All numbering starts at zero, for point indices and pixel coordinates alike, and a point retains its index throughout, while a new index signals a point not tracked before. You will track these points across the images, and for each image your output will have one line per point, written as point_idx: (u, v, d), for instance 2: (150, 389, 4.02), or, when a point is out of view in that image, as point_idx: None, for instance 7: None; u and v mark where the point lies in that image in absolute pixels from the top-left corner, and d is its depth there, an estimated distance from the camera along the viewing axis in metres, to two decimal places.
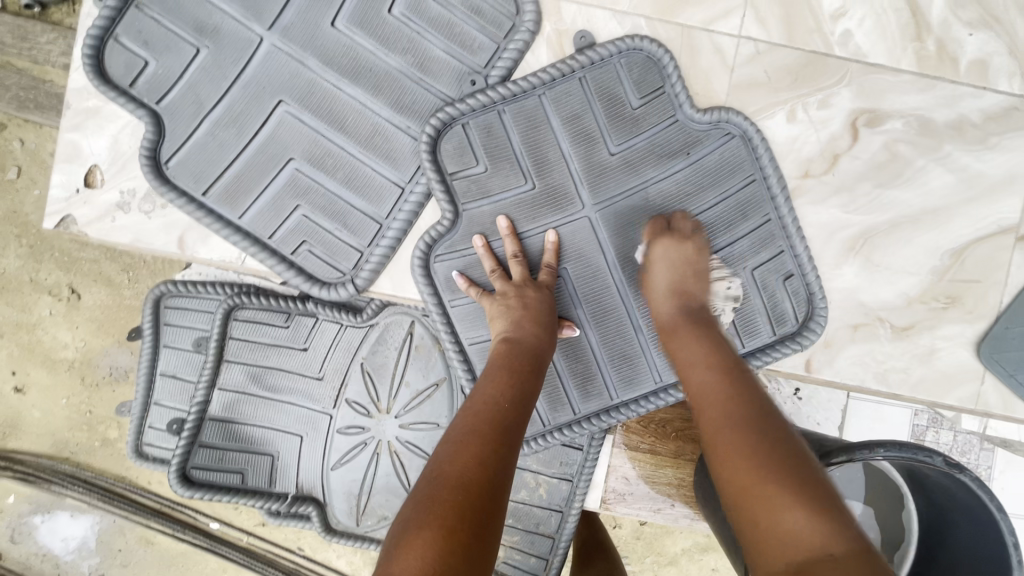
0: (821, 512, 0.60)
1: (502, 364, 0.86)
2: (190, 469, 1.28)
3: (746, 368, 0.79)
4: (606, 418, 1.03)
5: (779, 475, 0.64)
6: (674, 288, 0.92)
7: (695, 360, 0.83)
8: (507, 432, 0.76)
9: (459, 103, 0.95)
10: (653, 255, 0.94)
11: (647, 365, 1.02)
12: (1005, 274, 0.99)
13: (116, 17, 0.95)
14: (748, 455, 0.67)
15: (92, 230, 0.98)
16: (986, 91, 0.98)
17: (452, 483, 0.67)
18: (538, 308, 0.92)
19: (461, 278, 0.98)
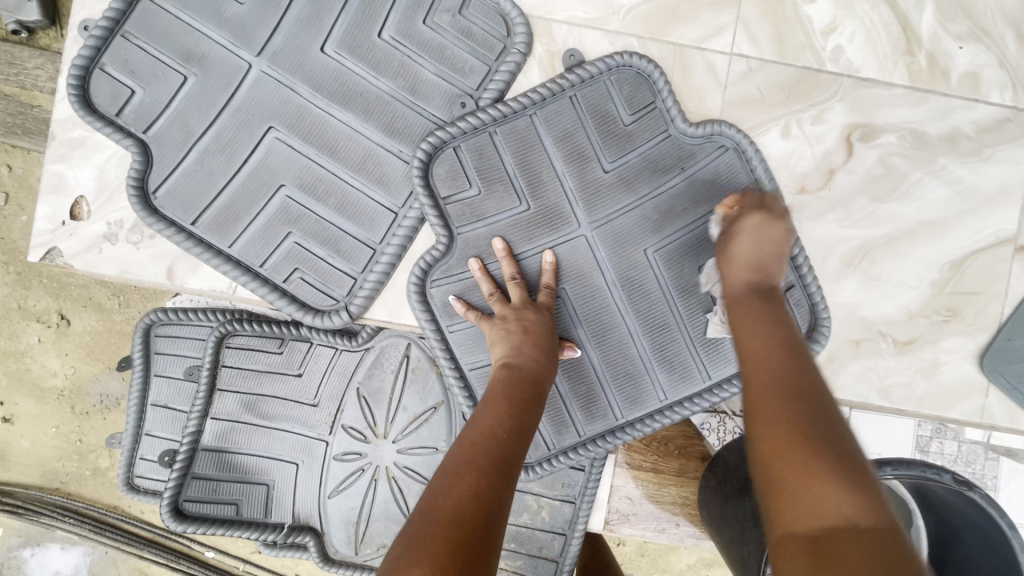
0: (866, 491, 0.54)
1: (502, 391, 0.82)
2: (183, 502, 1.25)
3: (802, 341, 0.72)
4: (612, 440, 1.01)
5: (820, 442, 0.58)
6: (756, 256, 0.83)
7: (747, 326, 0.77)
8: (506, 466, 0.73)
9: (450, 126, 0.95)
10: (744, 219, 0.86)
11: (651, 383, 1.00)
12: (1005, 285, 0.98)
13: (101, 47, 0.94)
14: (796, 421, 0.61)
15: (79, 262, 0.96)
16: (978, 103, 0.98)
17: (446, 519, 0.63)
18: (539, 332, 0.89)
19: (458, 302, 0.95)
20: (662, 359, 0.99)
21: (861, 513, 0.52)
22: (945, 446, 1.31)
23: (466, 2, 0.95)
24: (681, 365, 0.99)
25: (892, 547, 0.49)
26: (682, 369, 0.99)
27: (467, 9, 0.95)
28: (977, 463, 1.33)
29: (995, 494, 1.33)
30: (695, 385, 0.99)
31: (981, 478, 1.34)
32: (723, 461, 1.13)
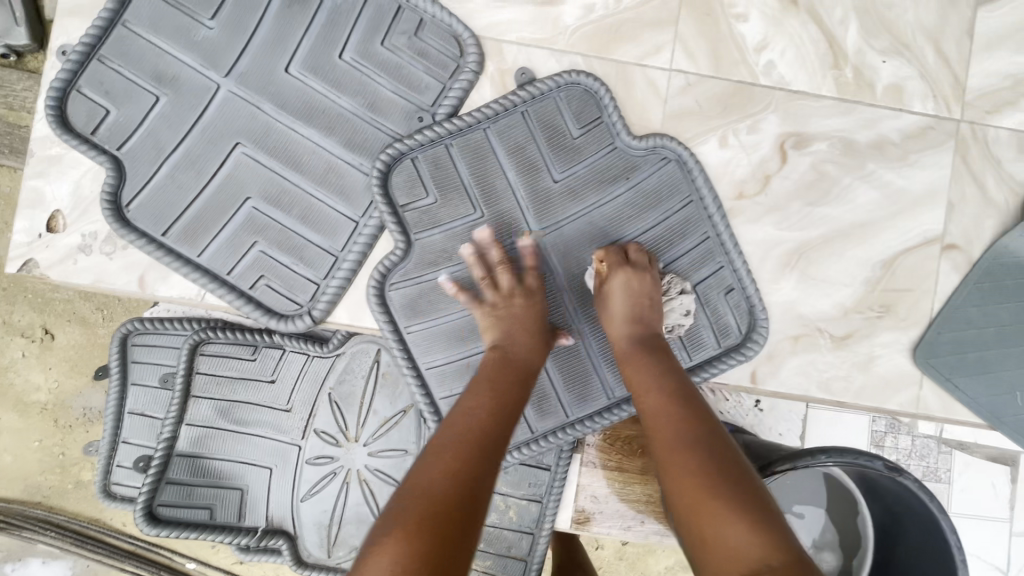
0: (765, 524, 0.63)
1: (491, 373, 0.88)
2: (157, 507, 1.28)
3: (695, 391, 0.82)
4: (561, 435, 1.06)
5: (727, 488, 0.67)
6: (632, 312, 0.93)
7: (645, 381, 0.85)
8: (489, 442, 0.78)
9: (407, 139, 1.00)
10: (613, 281, 0.95)
11: (599, 382, 1.05)
12: (934, 282, 1.04)
13: (77, 70, 1.00)
14: (696, 477, 0.69)
15: (54, 273, 1.00)
16: (903, 112, 1.05)
17: (428, 492, 0.69)
18: (528, 318, 0.96)
19: (450, 284, 1.00)
20: (609, 359, 1.05)
21: (764, 551, 0.61)
22: (900, 440, 1.35)
23: (422, 26, 1.02)
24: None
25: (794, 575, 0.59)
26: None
27: (423, 32, 1.02)
28: (930, 456, 1.37)
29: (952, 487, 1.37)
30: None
31: (936, 471, 1.37)
32: None
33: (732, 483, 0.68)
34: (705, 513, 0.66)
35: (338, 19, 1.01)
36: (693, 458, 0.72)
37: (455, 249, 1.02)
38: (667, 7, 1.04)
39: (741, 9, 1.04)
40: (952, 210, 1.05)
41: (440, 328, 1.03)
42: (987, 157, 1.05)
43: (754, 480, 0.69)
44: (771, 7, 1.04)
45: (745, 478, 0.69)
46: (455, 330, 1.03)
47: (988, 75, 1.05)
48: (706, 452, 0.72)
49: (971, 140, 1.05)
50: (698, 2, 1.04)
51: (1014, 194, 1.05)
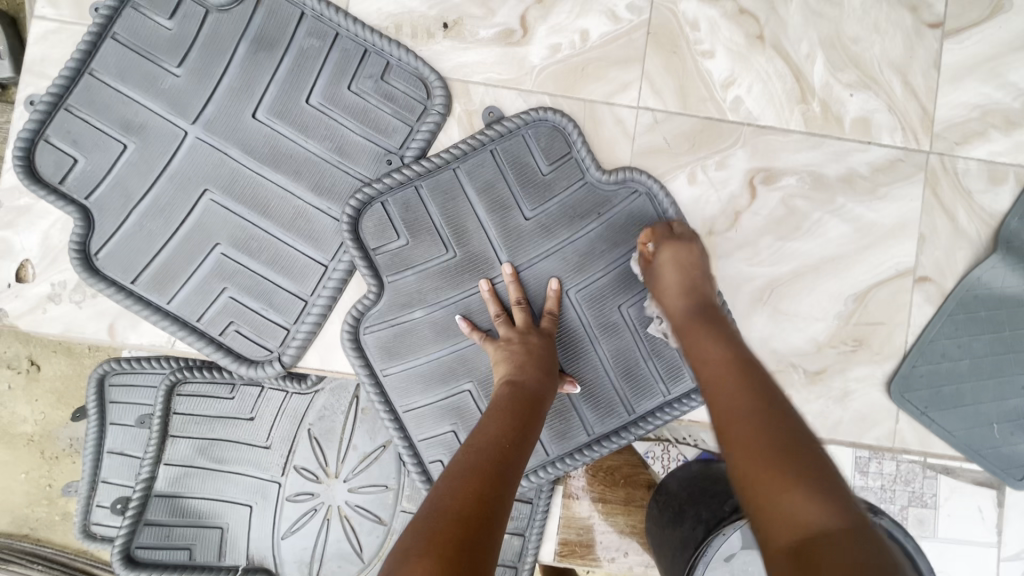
0: (826, 492, 0.58)
1: (504, 404, 0.86)
2: (135, 550, 1.27)
3: (756, 359, 0.78)
4: (542, 474, 1.05)
5: (785, 454, 0.62)
6: (683, 284, 0.91)
7: (704, 345, 0.82)
8: (508, 473, 0.74)
9: (376, 183, 1.00)
10: (663, 255, 0.94)
11: (579, 419, 1.04)
12: (907, 315, 1.04)
13: (45, 120, 1.00)
14: (756, 442, 0.65)
15: (24, 322, 1.01)
16: (871, 145, 1.05)
17: (451, 518, 0.65)
18: (542, 355, 0.94)
19: (464, 322, 0.99)
20: (588, 396, 1.03)
21: (822, 515, 0.56)
22: None
23: (389, 68, 1.02)
24: (606, 401, 1.03)
25: (857, 542, 0.52)
26: (608, 405, 1.03)
27: (389, 75, 1.02)
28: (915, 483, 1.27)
29: None
30: (620, 419, 1.03)
31: None
32: (664, 487, 1.11)
33: (789, 449, 0.63)
34: (759, 474, 0.62)
35: (305, 63, 1.01)
36: (750, 421, 0.68)
37: (429, 291, 1.02)
38: (633, 45, 1.04)
39: (707, 46, 1.04)
40: (923, 242, 1.04)
41: (415, 369, 1.02)
42: (958, 189, 1.05)
43: (815, 450, 0.64)
44: (737, 43, 1.04)
45: (806, 446, 0.64)
46: (431, 372, 1.02)
47: (955, 107, 1.05)
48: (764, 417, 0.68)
49: (941, 172, 1.05)
50: (664, 39, 1.04)
51: (986, 225, 1.05)
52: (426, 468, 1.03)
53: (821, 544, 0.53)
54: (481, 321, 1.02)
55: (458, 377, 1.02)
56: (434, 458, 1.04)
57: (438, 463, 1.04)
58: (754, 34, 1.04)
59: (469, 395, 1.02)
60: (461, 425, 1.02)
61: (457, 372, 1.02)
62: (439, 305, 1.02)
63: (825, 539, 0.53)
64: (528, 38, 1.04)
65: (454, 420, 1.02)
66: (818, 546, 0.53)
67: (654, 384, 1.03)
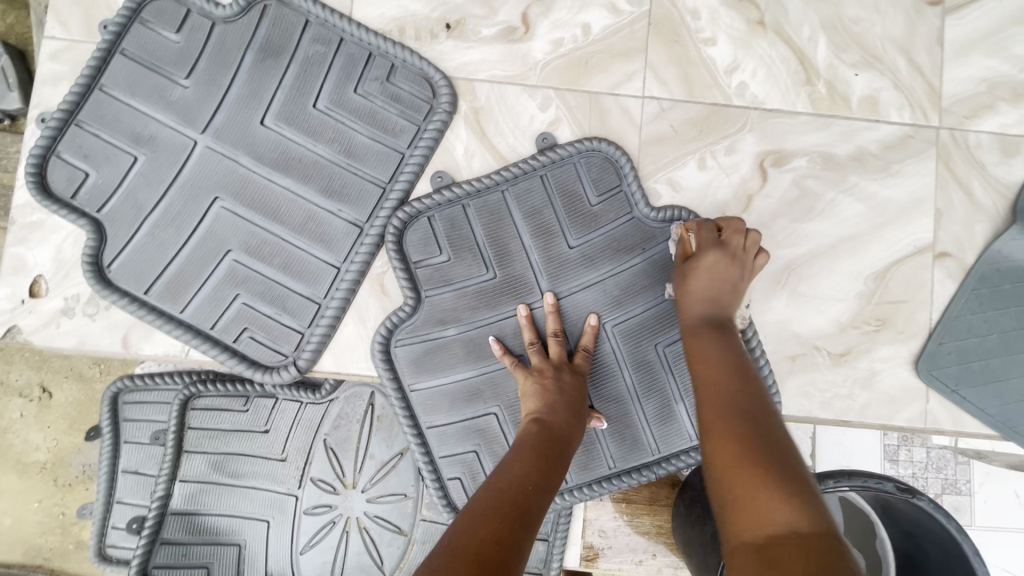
0: (802, 494, 0.58)
1: (533, 443, 0.84)
2: (153, 568, 1.24)
3: (751, 367, 0.79)
4: (559, 499, 1.02)
5: (762, 457, 0.64)
6: (709, 295, 0.87)
7: (699, 349, 0.83)
8: (527, 516, 0.71)
9: (425, 197, 1.01)
10: (702, 258, 0.89)
11: (603, 451, 1.02)
12: (930, 292, 1.02)
13: (57, 136, 1.01)
14: (739, 444, 0.66)
15: (37, 338, 1.00)
16: (881, 123, 1.04)
17: (465, 556, 0.62)
18: (574, 393, 0.91)
19: (497, 344, 0.97)
20: (615, 431, 1.01)
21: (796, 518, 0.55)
22: (915, 453, 1.27)
23: (394, 70, 1.03)
24: (631, 437, 1.01)
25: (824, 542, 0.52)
26: (633, 441, 1.01)
27: (395, 77, 1.03)
28: (947, 468, 1.27)
29: (973, 498, 1.27)
30: (643, 458, 1.01)
31: (955, 484, 1.27)
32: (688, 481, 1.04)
33: (775, 456, 0.64)
34: (741, 476, 0.62)
35: (310, 69, 1.02)
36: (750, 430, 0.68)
37: (465, 310, 1.00)
38: (635, 36, 1.05)
39: (709, 33, 1.05)
40: (940, 217, 1.03)
41: (443, 388, 1.00)
42: (970, 162, 1.04)
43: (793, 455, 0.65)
44: (738, 30, 1.05)
45: (796, 463, 0.63)
46: (458, 392, 1.00)
47: (961, 82, 1.05)
48: (755, 428, 0.68)
49: (952, 146, 1.04)
50: (665, 29, 1.05)
51: (1003, 197, 1.03)
52: (444, 485, 1.02)
53: (786, 542, 0.53)
54: (513, 346, 1.00)
55: (485, 401, 1.00)
56: (454, 476, 1.01)
57: (457, 481, 1.01)
58: (754, 19, 1.05)
59: (495, 418, 1.00)
60: (484, 446, 1.00)
61: (484, 395, 1.00)
62: (474, 325, 1.00)
63: (792, 540, 0.53)
64: (531, 35, 1.05)
65: (477, 441, 1.00)
66: (786, 542, 0.53)
67: (682, 429, 1.01)
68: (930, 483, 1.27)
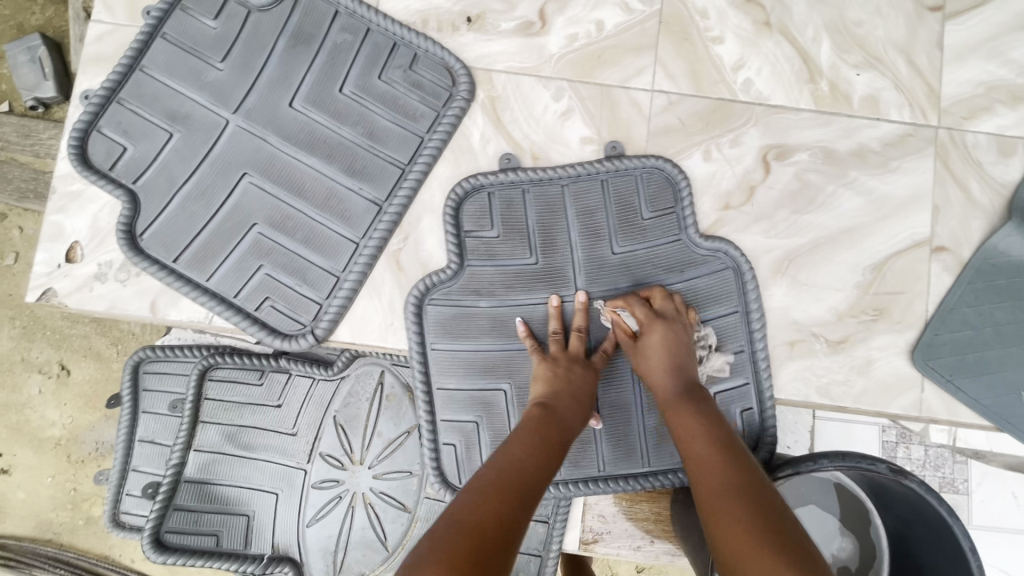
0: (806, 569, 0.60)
1: (532, 425, 0.87)
2: (165, 533, 1.28)
3: (737, 440, 0.83)
4: (547, 491, 1.05)
5: (760, 530, 0.66)
6: (670, 363, 0.94)
7: (680, 424, 0.87)
8: (528, 494, 0.75)
9: (493, 173, 1.06)
10: (648, 334, 0.95)
11: (596, 453, 1.04)
12: (927, 284, 1.05)
13: (99, 112, 1.07)
14: (739, 520, 0.68)
15: (71, 300, 1.06)
16: (881, 121, 1.08)
17: (464, 527, 0.66)
18: (582, 386, 0.95)
19: (522, 325, 1.02)
20: (612, 435, 1.04)
21: None
22: (914, 450, 1.29)
23: (417, 59, 1.09)
24: (627, 444, 1.04)
25: None
26: (628, 448, 1.04)
27: (418, 65, 1.09)
28: (945, 467, 1.28)
29: (970, 497, 1.29)
30: (634, 467, 1.04)
31: (953, 483, 1.28)
32: None
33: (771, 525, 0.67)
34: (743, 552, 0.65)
35: (339, 56, 1.08)
36: (745, 503, 0.71)
37: (501, 287, 1.04)
38: (646, 33, 1.10)
39: (717, 32, 1.10)
40: (938, 212, 1.06)
41: (455, 355, 1.04)
42: (968, 161, 1.07)
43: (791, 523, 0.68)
44: (745, 29, 1.10)
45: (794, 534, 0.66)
46: (470, 363, 1.04)
47: (960, 84, 1.09)
48: (752, 499, 0.71)
49: (951, 145, 1.08)
50: (675, 27, 1.10)
51: (999, 196, 1.07)
52: (438, 449, 1.05)
53: None
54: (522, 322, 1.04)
55: (494, 373, 1.03)
56: (449, 441, 1.05)
57: (450, 446, 1.05)
58: (760, 20, 1.10)
59: (503, 395, 1.03)
60: (485, 418, 1.04)
61: (494, 367, 1.04)
62: (507, 303, 1.04)
63: None
64: (547, 29, 1.10)
65: (479, 411, 1.04)
66: None
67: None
68: (927, 481, 1.28)
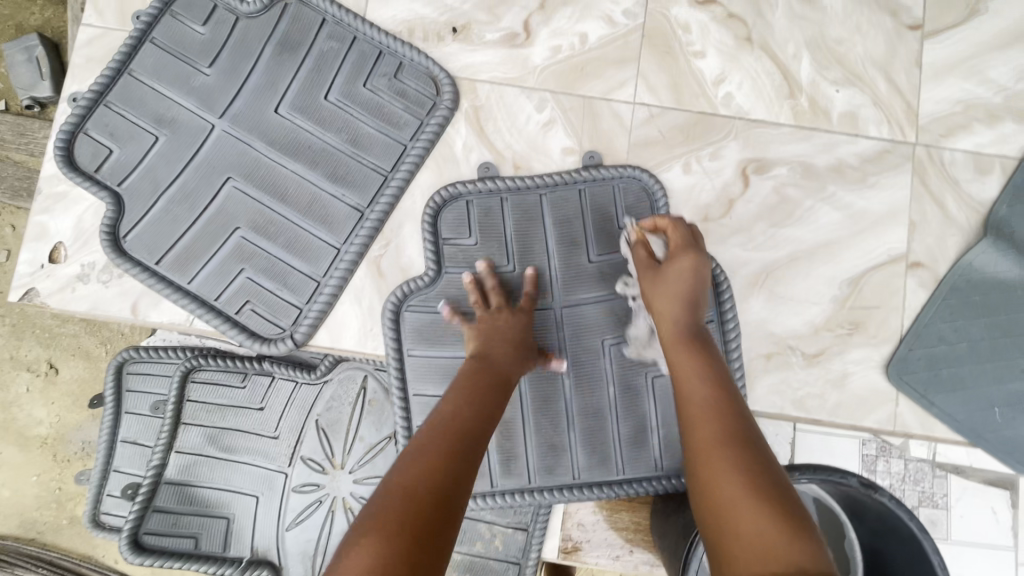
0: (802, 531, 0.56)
1: (469, 378, 0.88)
2: (143, 535, 1.29)
3: (735, 382, 0.78)
4: (524, 497, 1.05)
5: (755, 489, 0.62)
6: (690, 292, 0.89)
7: (678, 361, 0.82)
8: (468, 455, 0.74)
9: (469, 182, 1.07)
10: (677, 259, 0.92)
11: (570, 460, 1.05)
12: (902, 299, 1.06)
13: (86, 115, 1.09)
14: (734, 475, 0.64)
15: (52, 301, 1.07)
16: (859, 137, 1.09)
17: (400, 495, 0.65)
18: (513, 330, 0.98)
19: (467, 276, 1.02)
20: (587, 443, 1.05)
21: (800, 557, 0.54)
22: None
23: (401, 68, 1.10)
24: (603, 452, 1.05)
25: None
26: (604, 457, 1.04)
27: (402, 74, 1.10)
28: None
29: None
30: (608, 474, 1.04)
31: None
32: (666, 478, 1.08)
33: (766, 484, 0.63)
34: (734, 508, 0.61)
35: (325, 63, 1.10)
36: (740, 453, 0.67)
37: None
38: (629, 46, 1.11)
39: (698, 47, 1.11)
40: (914, 228, 1.07)
41: (433, 362, 1.05)
42: (944, 178, 1.09)
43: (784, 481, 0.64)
44: (727, 44, 1.11)
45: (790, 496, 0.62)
46: (447, 370, 1.04)
47: (938, 102, 1.10)
48: (747, 451, 0.67)
49: (928, 162, 1.09)
50: (657, 41, 1.12)
51: (976, 213, 1.08)
52: None
53: None
54: None
55: None
56: None
57: None
58: (742, 36, 1.11)
59: None
60: None
61: None
62: None
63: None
64: (532, 40, 1.12)
65: None
66: None
67: (649, 423, 1.04)
68: None
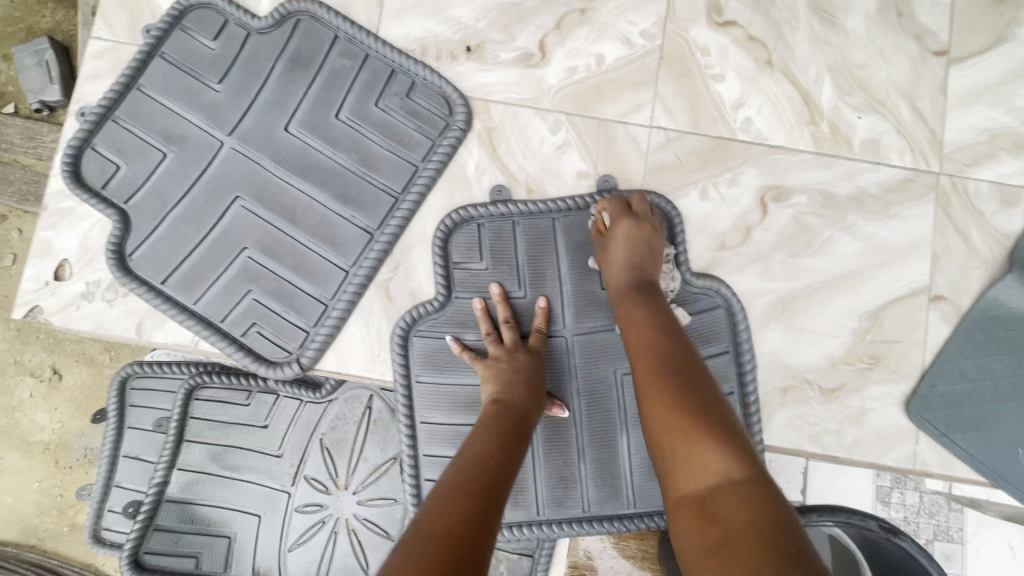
0: (733, 447, 0.65)
1: (490, 420, 0.87)
2: (143, 554, 1.27)
3: (677, 326, 0.86)
4: (532, 530, 1.03)
5: (693, 414, 0.70)
6: (633, 258, 0.94)
7: (626, 315, 0.89)
8: (494, 494, 0.73)
9: (479, 206, 1.05)
10: (617, 229, 0.97)
11: (580, 493, 1.02)
12: (924, 333, 1.03)
13: (94, 130, 1.07)
14: (673, 405, 0.72)
15: (56, 319, 1.05)
16: (881, 166, 1.07)
17: (434, 535, 0.63)
18: (531, 373, 0.95)
19: (478, 303, 1.01)
20: (597, 476, 1.02)
21: (729, 469, 0.63)
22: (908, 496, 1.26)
23: (414, 87, 1.08)
24: (614, 485, 1.02)
25: (754, 490, 0.60)
26: (616, 490, 1.02)
27: (414, 93, 1.08)
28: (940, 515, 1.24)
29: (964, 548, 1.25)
30: (619, 508, 1.02)
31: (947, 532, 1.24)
32: None
33: (704, 409, 0.71)
34: (680, 436, 0.68)
35: (336, 82, 1.08)
36: (679, 385, 0.75)
37: None
38: (646, 68, 1.09)
39: (718, 70, 1.09)
40: (937, 261, 1.05)
41: (442, 389, 1.03)
42: (968, 210, 1.06)
43: (719, 403, 0.73)
44: (747, 68, 1.09)
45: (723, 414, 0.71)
46: (455, 398, 1.02)
47: (963, 131, 1.07)
48: (688, 382, 0.75)
49: (952, 193, 1.06)
50: (676, 63, 1.09)
51: (1000, 246, 1.05)
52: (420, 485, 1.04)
53: (724, 496, 0.60)
54: None
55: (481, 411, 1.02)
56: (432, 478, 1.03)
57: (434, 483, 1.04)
58: (763, 59, 1.09)
59: None
60: None
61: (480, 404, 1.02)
62: None
63: (731, 494, 0.60)
64: (547, 61, 1.10)
65: None
66: (723, 493, 0.61)
67: None
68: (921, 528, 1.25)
